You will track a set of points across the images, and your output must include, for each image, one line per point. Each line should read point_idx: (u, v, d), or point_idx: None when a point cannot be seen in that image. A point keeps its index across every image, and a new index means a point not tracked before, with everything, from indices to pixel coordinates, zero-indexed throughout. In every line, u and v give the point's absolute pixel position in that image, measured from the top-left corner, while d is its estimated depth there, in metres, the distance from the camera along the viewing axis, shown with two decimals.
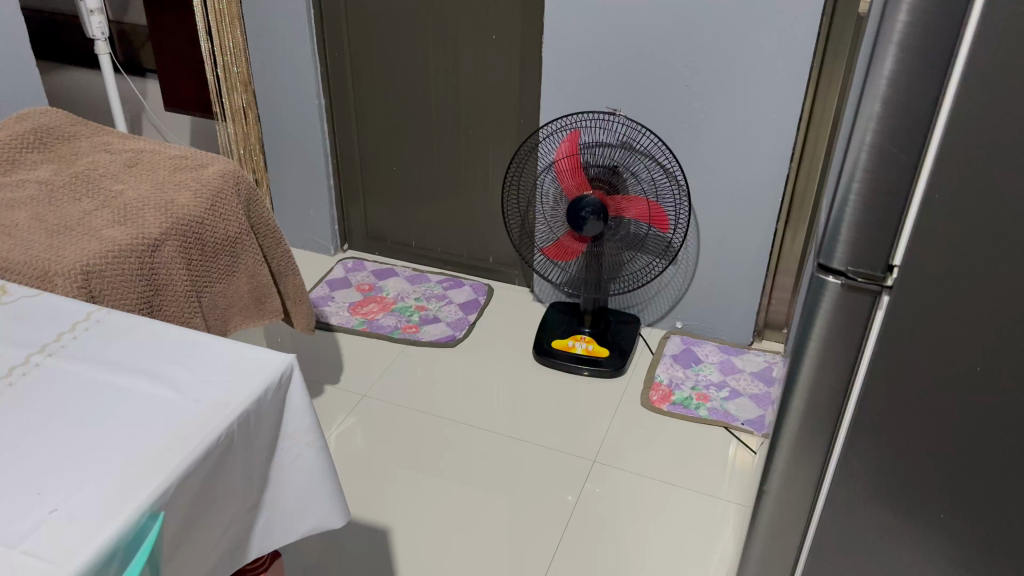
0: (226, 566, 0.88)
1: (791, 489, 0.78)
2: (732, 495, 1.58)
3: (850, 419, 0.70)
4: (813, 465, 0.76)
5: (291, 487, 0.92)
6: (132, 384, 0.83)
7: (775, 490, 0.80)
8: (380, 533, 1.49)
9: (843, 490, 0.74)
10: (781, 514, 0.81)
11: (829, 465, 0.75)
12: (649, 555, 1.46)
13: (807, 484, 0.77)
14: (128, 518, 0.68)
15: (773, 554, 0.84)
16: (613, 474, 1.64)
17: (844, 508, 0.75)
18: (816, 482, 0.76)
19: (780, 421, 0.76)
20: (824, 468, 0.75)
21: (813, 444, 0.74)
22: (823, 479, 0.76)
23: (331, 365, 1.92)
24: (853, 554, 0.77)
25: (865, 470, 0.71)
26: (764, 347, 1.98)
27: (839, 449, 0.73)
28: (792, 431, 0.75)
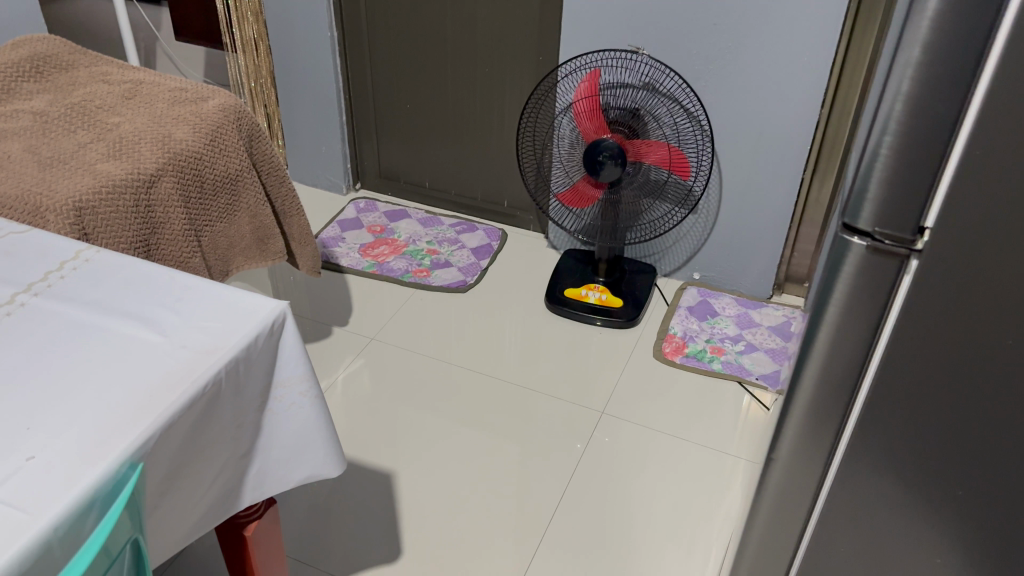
0: (215, 513, 0.87)
1: (801, 459, 0.74)
2: (741, 450, 1.55)
3: (867, 389, 0.66)
4: (825, 436, 0.71)
5: (286, 436, 0.89)
6: (116, 327, 0.80)
7: (784, 459, 0.76)
8: (383, 477, 1.48)
9: (854, 459, 0.70)
10: (789, 483, 0.77)
11: (844, 434, 0.71)
12: (654, 508, 1.44)
13: (818, 453, 0.73)
14: (105, 469, 0.66)
15: (779, 525, 0.80)
16: (622, 425, 1.61)
17: (856, 479, 0.71)
18: (828, 451, 0.72)
19: (793, 387, 0.72)
20: (837, 438, 0.71)
21: (827, 413, 0.70)
22: (836, 448, 0.72)
23: (339, 307, 1.90)
24: (860, 526, 0.73)
25: (880, 442, 0.67)
26: (783, 301, 1.92)
27: (855, 418, 0.69)
28: (804, 397, 0.71)
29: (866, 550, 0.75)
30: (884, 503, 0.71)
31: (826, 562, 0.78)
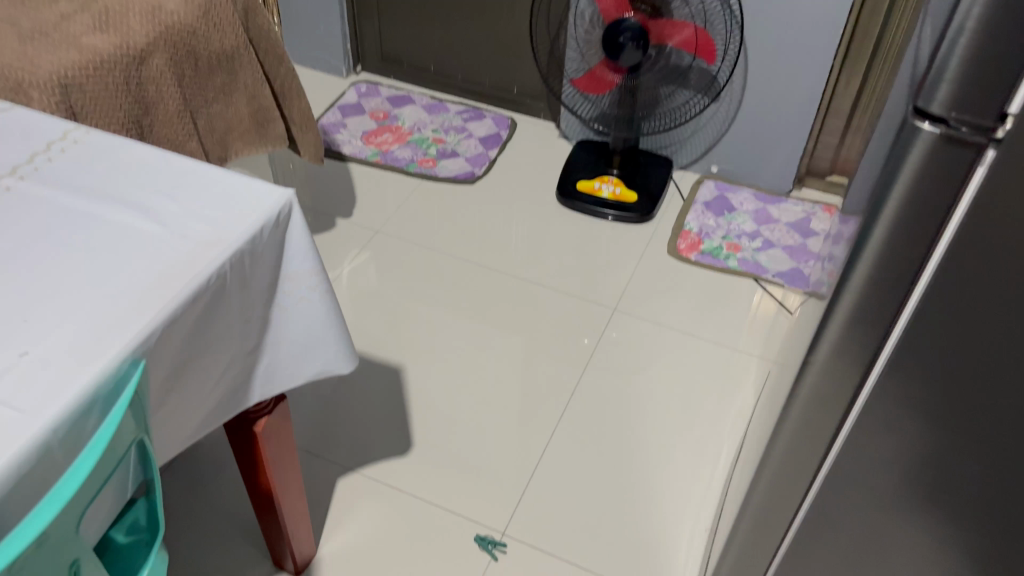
0: (223, 408, 0.84)
1: (838, 368, 0.69)
2: (755, 348, 1.53)
3: (924, 292, 0.61)
4: (868, 344, 0.66)
5: (295, 331, 0.85)
6: (111, 215, 0.74)
7: (820, 366, 0.71)
8: (391, 371, 1.46)
9: (902, 364, 0.65)
10: (823, 393, 0.72)
11: (890, 340, 0.65)
12: (665, 405, 1.42)
13: (859, 361, 0.68)
14: (108, 365, 0.62)
15: (809, 435, 0.76)
16: (634, 322, 1.58)
17: (899, 386, 0.67)
18: (870, 359, 0.67)
19: (838, 289, 0.66)
20: (880, 348, 0.66)
21: (873, 320, 0.65)
22: (879, 355, 0.66)
23: (343, 197, 1.83)
24: (896, 435, 0.70)
25: (932, 347, 0.63)
26: (803, 195, 1.86)
27: (905, 322, 0.63)
28: (849, 301, 0.65)
29: (903, 460, 0.71)
30: (929, 411, 0.67)
31: (856, 473, 0.75)
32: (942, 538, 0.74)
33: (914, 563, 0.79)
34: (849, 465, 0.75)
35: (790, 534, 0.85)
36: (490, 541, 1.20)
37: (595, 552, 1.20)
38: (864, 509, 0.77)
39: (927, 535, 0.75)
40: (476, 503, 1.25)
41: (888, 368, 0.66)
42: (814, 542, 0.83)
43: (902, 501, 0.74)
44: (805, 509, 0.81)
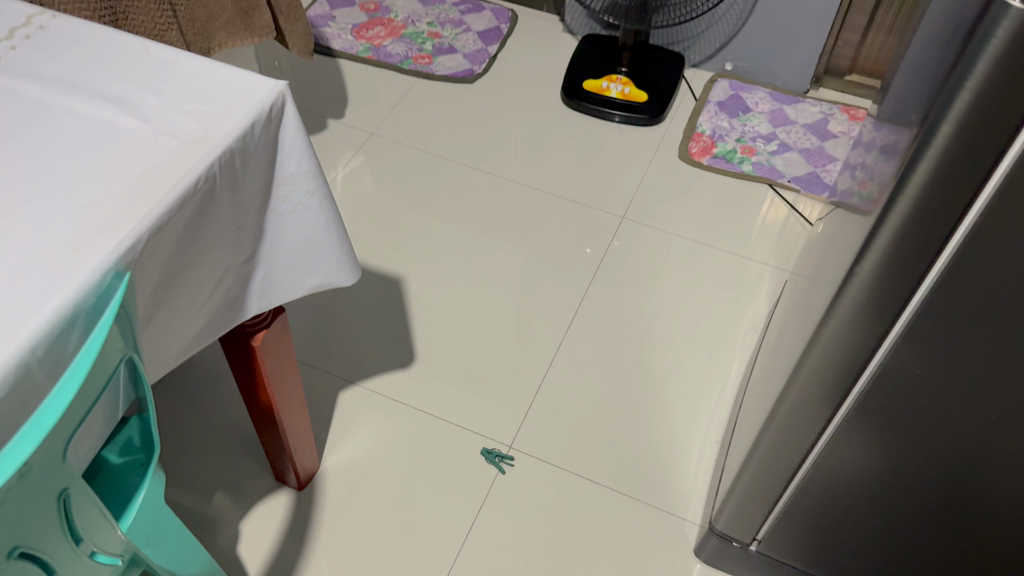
0: (218, 322, 0.78)
1: (896, 267, 0.67)
2: (768, 257, 1.47)
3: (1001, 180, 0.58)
4: (932, 239, 0.63)
5: (292, 240, 0.78)
6: (85, 109, 0.66)
7: (880, 251, 0.67)
8: (391, 282, 1.40)
9: (981, 239, 0.62)
10: (882, 279, 0.68)
11: (968, 216, 0.61)
12: (675, 316, 1.38)
13: (921, 256, 0.65)
14: (90, 277, 0.55)
15: (861, 327, 0.72)
16: (642, 230, 1.52)
17: (961, 280, 0.64)
18: (943, 236, 0.63)
19: (909, 165, 0.61)
20: (945, 243, 0.63)
21: (941, 213, 0.62)
22: (953, 233, 0.63)
23: (334, 97, 1.73)
24: (952, 332, 0.68)
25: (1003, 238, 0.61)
26: (821, 96, 1.77)
27: (988, 195, 0.59)
28: (923, 175, 0.61)
29: (966, 343, 0.68)
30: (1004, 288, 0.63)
31: (913, 359, 0.72)
32: (998, 423, 0.72)
33: (963, 451, 0.77)
34: (906, 352, 0.72)
35: (832, 428, 0.82)
36: (496, 455, 1.17)
37: (604, 465, 1.18)
38: (917, 396, 0.75)
39: (981, 421, 0.73)
40: (481, 416, 1.22)
41: (963, 245, 0.62)
42: (858, 433, 0.81)
43: (959, 387, 0.72)
44: (851, 401, 0.78)
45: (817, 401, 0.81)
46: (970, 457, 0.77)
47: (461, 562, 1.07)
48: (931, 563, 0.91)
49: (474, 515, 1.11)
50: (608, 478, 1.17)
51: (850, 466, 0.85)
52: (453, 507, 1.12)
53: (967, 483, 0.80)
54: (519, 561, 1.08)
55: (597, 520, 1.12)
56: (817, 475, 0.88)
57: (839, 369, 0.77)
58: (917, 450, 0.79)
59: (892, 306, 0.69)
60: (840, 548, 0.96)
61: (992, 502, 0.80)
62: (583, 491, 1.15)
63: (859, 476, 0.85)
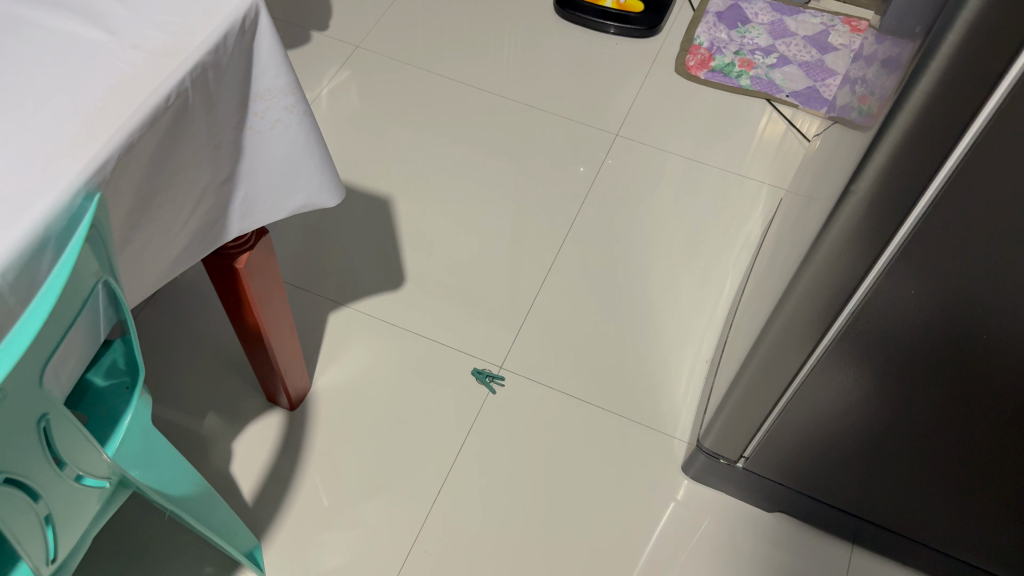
0: (199, 243, 0.76)
1: (894, 185, 0.65)
2: (764, 175, 1.45)
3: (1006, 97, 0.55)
4: (932, 157, 0.61)
5: (272, 159, 0.75)
6: (48, 20, 0.63)
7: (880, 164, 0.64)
8: (379, 201, 1.37)
9: (982, 157, 0.59)
10: (881, 196, 0.66)
11: (968, 134, 0.59)
12: (668, 235, 1.36)
13: (921, 175, 0.63)
14: (59, 200, 0.53)
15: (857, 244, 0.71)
16: (637, 148, 1.48)
17: (961, 200, 0.62)
18: (941, 156, 0.61)
19: (912, 78, 0.59)
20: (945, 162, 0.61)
21: (943, 130, 0.59)
22: (951, 152, 0.60)
23: (318, 8, 1.66)
24: (948, 251, 0.67)
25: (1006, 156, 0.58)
26: (822, 7, 1.71)
27: (991, 111, 0.57)
28: (926, 87, 0.58)
29: (964, 264, 0.67)
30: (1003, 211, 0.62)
31: (907, 279, 0.71)
32: (993, 341, 0.71)
33: (954, 369, 0.76)
34: (902, 271, 0.70)
35: (824, 348, 0.82)
36: (487, 375, 1.18)
37: (594, 383, 1.19)
38: (910, 315, 0.74)
39: (973, 339, 0.73)
40: (473, 336, 1.22)
41: (962, 165, 0.60)
42: (850, 353, 0.81)
43: (954, 307, 0.71)
44: (844, 321, 0.78)
45: (809, 319, 0.80)
46: (962, 377, 0.76)
47: (452, 478, 1.09)
48: (917, 479, 0.92)
49: (466, 433, 1.12)
50: (598, 397, 1.17)
51: (841, 385, 0.85)
52: (444, 425, 1.13)
53: (959, 401, 0.79)
54: (510, 478, 1.09)
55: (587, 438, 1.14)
56: (807, 394, 0.88)
57: (831, 287, 0.76)
58: (908, 369, 0.79)
59: (888, 223, 0.67)
60: (827, 466, 0.97)
61: (983, 419, 0.80)
62: (574, 409, 1.16)
63: (850, 395, 0.85)
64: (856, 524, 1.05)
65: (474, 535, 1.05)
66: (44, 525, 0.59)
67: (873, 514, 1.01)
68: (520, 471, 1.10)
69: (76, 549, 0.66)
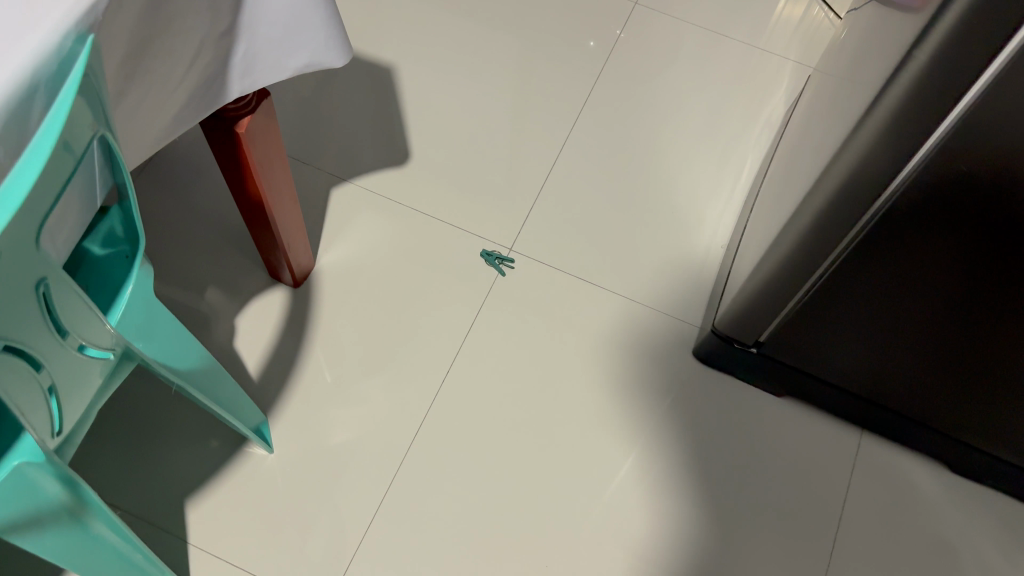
0: (196, 104, 0.70)
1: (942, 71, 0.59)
2: (787, 51, 1.37)
3: None
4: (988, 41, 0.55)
5: (276, 8, 0.68)
6: None
7: (937, 42, 0.58)
8: (382, 71, 1.30)
9: None
10: (931, 78, 0.60)
11: None
12: (685, 113, 1.30)
13: (976, 59, 0.57)
14: (49, 42, 0.47)
15: (901, 128, 0.65)
16: (655, 20, 1.40)
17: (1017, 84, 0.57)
18: (1005, 37, 0.54)
19: None
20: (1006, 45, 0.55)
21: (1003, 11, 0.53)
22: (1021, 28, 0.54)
23: None
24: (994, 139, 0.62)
25: None
26: None
27: None
28: None
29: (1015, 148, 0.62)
30: None
31: (951, 164, 0.65)
32: None
33: (986, 260, 0.73)
34: (950, 157, 0.65)
35: (857, 234, 0.77)
36: (496, 257, 1.14)
37: (606, 269, 1.15)
38: (947, 204, 0.69)
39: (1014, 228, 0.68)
40: (482, 218, 1.17)
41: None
42: (883, 241, 0.76)
43: (999, 194, 0.66)
44: (881, 206, 0.73)
45: (842, 208, 0.76)
46: (998, 265, 0.73)
47: (460, 361, 1.07)
48: (933, 364, 0.90)
49: (473, 317, 1.10)
50: (610, 284, 1.14)
51: (868, 272, 0.81)
52: (451, 309, 1.10)
53: (989, 288, 0.76)
54: (519, 362, 1.08)
55: (597, 324, 1.11)
56: (833, 280, 0.85)
57: (868, 173, 0.71)
58: (941, 258, 0.75)
59: (934, 106, 0.61)
60: (844, 350, 0.95)
61: (1011, 306, 0.77)
62: (585, 296, 1.13)
63: (876, 280, 0.82)
64: (866, 411, 1.04)
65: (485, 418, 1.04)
66: (49, 397, 0.56)
67: (883, 398, 1.01)
68: (529, 356, 1.08)
69: (84, 423, 0.65)
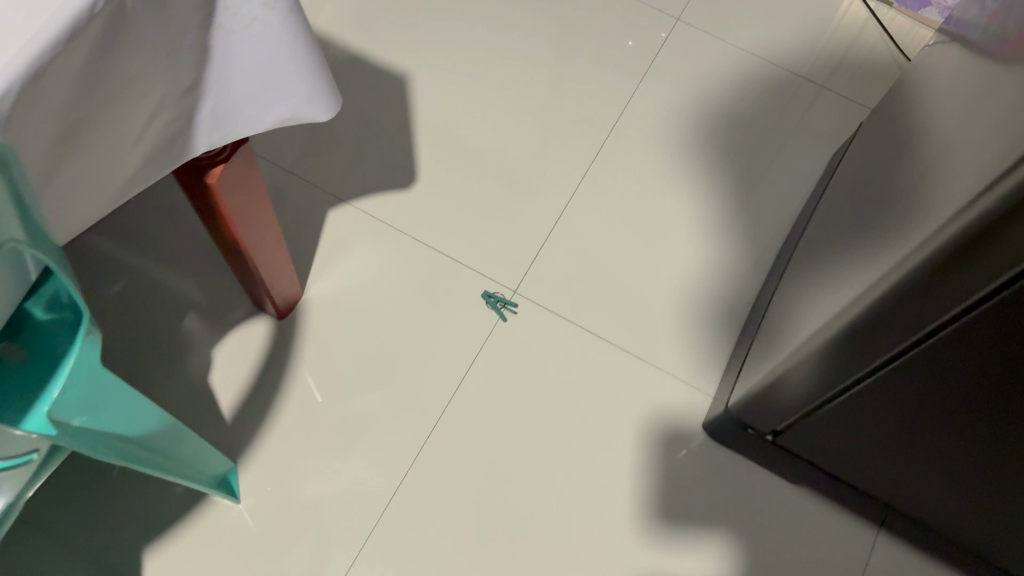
0: (152, 164, 0.62)
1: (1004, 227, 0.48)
2: (841, 84, 1.25)
3: None
4: None
5: (251, 61, 0.59)
6: None
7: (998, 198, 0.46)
8: (397, 79, 1.20)
9: None
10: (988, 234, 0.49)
11: None
12: (722, 147, 1.19)
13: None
14: None
15: (941, 279, 0.55)
16: (698, 39, 1.28)
17: None
18: None
19: None
20: None
21: None
22: None
23: None
24: None
25: None
26: None
27: None
28: None
29: None
30: None
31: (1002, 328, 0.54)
32: None
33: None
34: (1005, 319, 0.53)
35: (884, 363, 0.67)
36: (498, 300, 1.05)
37: (614, 321, 1.06)
38: (972, 355, 0.59)
39: None
40: (486, 253, 1.09)
41: None
42: (914, 373, 0.66)
43: None
44: (916, 342, 0.62)
45: (871, 338, 0.66)
46: None
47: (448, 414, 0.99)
48: (967, 493, 0.80)
49: (467, 365, 1.02)
50: (619, 340, 1.05)
51: (893, 398, 0.71)
52: (444, 355, 1.02)
53: None
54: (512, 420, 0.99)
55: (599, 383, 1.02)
56: (851, 399, 0.75)
57: (901, 311, 0.60)
58: (976, 402, 0.64)
59: (993, 265, 0.50)
60: (862, 456, 0.86)
61: None
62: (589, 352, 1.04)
63: (906, 407, 0.71)
64: (883, 512, 0.95)
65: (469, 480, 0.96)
66: None
67: (908, 506, 0.91)
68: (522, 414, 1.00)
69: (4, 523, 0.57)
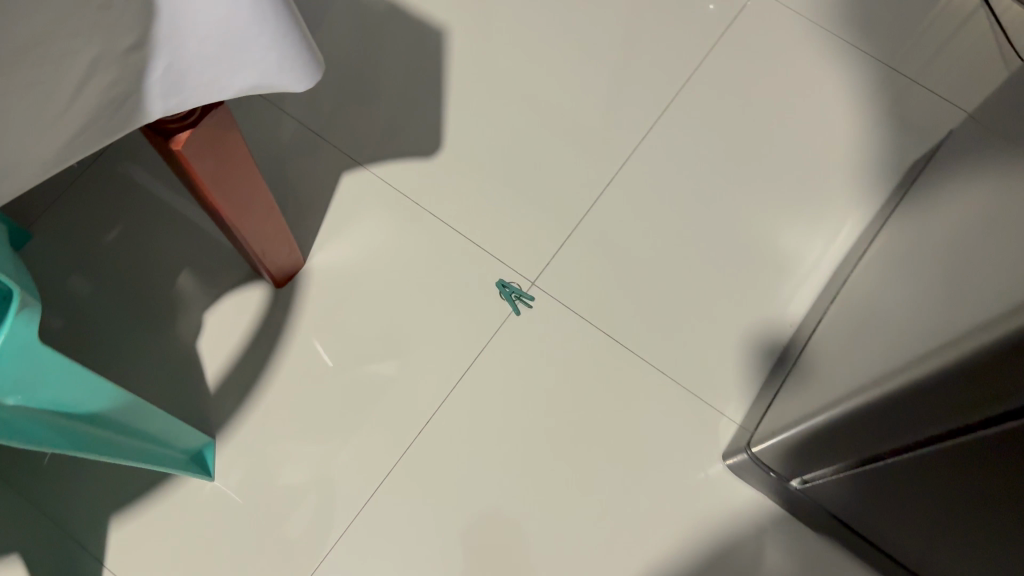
0: (96, 127, 0.54)
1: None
2: (934, 81, 1.09)
3: None
4: None
5: (207, 25, 0.51)
6: None
7: None
8: (436, 35, 1.11)
9: None
10: None
11: None
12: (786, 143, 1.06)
13: None
14: None
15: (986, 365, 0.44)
16: (774, 18, 1.14)
17: None
18: None
19: None
20: None
21: None
22: None
23: None
24: None
25: None
26: None
27: None
28: None
29: None
30: None
31: None
32: None
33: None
34: None
35: (903, 444, 0.58)
36: (512, 291, 0.96)
37: (640, 328, 0.96)
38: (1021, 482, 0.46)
39: None
40: (508, 238, 0.99)
41: None
42: (955, 470, 0.53)
43: None
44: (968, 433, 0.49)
45: (906, 416, 0.55)
46: None
47: (442, 411, 0.91)
48: None
49: (470, 360, 0.93)
50: (642, 347, 0.95)
51: (931, 490, 0.58)
52: (447, 346, 0.94)
53: None
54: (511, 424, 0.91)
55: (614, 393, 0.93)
56: (887, 473, 0.63)
57: (956, 389, 0.48)
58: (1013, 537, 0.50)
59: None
60: (897, 536, 0.73)
61: None
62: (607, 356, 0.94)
63: (945, 505, 0.58)
64: None
65: (455, 486, 0.88)
66: None
67: None
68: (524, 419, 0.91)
69: None
